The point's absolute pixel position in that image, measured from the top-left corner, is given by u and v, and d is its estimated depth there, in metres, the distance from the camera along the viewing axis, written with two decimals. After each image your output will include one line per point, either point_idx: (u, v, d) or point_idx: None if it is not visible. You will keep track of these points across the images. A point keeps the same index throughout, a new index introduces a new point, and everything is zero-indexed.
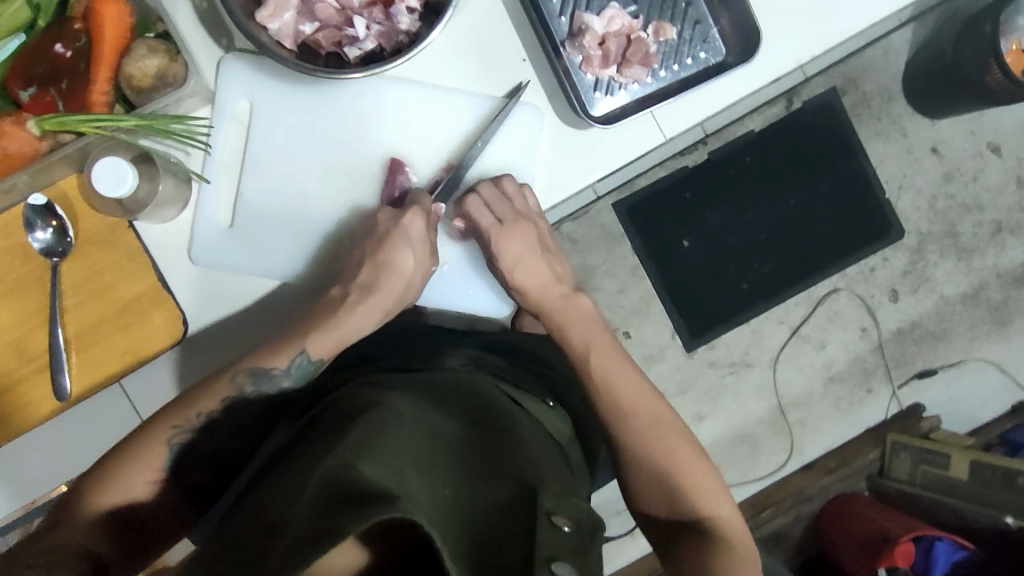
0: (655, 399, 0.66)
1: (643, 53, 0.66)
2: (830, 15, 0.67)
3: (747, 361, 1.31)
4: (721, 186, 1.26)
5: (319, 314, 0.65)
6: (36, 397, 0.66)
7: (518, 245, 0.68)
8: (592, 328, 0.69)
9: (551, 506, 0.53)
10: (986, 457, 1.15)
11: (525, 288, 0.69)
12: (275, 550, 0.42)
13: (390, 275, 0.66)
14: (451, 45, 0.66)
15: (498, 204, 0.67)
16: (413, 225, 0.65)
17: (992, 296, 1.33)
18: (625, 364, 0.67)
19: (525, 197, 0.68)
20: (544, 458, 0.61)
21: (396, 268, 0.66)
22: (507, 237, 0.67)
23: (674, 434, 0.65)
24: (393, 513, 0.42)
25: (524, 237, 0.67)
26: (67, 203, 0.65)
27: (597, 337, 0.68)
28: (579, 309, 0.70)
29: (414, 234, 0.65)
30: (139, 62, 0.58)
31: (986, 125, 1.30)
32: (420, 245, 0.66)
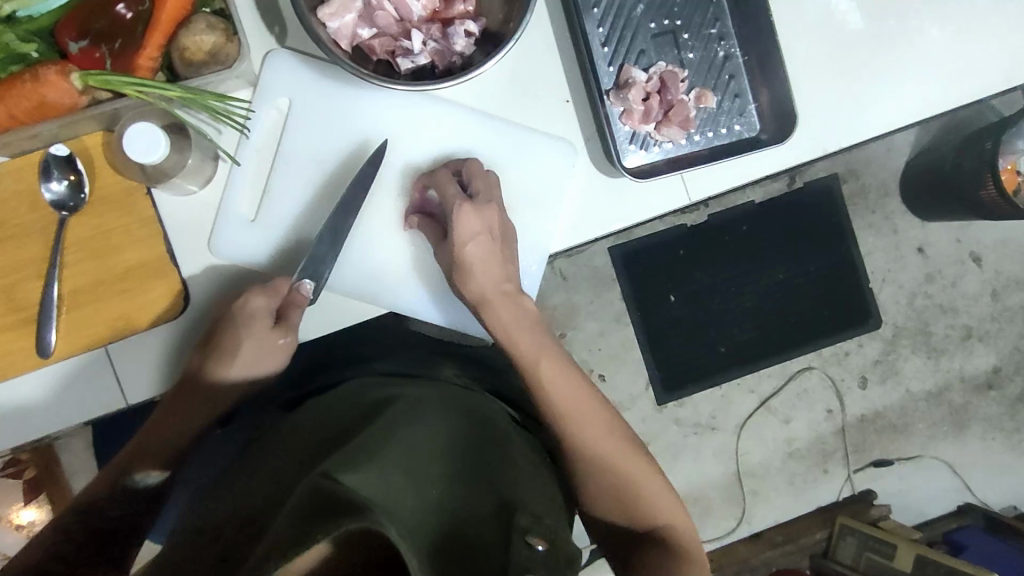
0: (598, 401, 0.72)
1: (683, 117, 0.69)
2: (860, 116, 0.71)
3: (713, 424, 1.33)
4: (715, 250, 1.29)
5: (185, 379, 0.66)
6: (15, 348, 0.64)
7: (475, 226, 0.64)
8: (534, 335, 0.69)
9: (527, 524, 0.52)
10: (931, 552, 1.19)
11: (470, 279, 0.65)
12: (252, 552, 0.43)
13: (225, 355, 0.66)
14: (500, 77, 0.68)
15: (444, 182, 0.65)
16: (255, 307, 0.64)
17: (953, 399, 1.38)
18: (570, 374, 0.70)
19: (477, 179, 0.66)
20: (531, 476, 0.61)
21: (233, 350, 0.65)
22: (465, 210, 0.63)
23: (630, 451, 0.72)
24: (368, 522, 0.42)
25: (481, 215, 0.64)
26: (88, 160, 0.63)
27: (542, 345, 0.69)
28: (523, 313, 0.68)
29: (252, 314, 0.64)
30: (197, 37, 0.58)
31: (972, 235, 1.36)
32: (258, 323, 0.64)
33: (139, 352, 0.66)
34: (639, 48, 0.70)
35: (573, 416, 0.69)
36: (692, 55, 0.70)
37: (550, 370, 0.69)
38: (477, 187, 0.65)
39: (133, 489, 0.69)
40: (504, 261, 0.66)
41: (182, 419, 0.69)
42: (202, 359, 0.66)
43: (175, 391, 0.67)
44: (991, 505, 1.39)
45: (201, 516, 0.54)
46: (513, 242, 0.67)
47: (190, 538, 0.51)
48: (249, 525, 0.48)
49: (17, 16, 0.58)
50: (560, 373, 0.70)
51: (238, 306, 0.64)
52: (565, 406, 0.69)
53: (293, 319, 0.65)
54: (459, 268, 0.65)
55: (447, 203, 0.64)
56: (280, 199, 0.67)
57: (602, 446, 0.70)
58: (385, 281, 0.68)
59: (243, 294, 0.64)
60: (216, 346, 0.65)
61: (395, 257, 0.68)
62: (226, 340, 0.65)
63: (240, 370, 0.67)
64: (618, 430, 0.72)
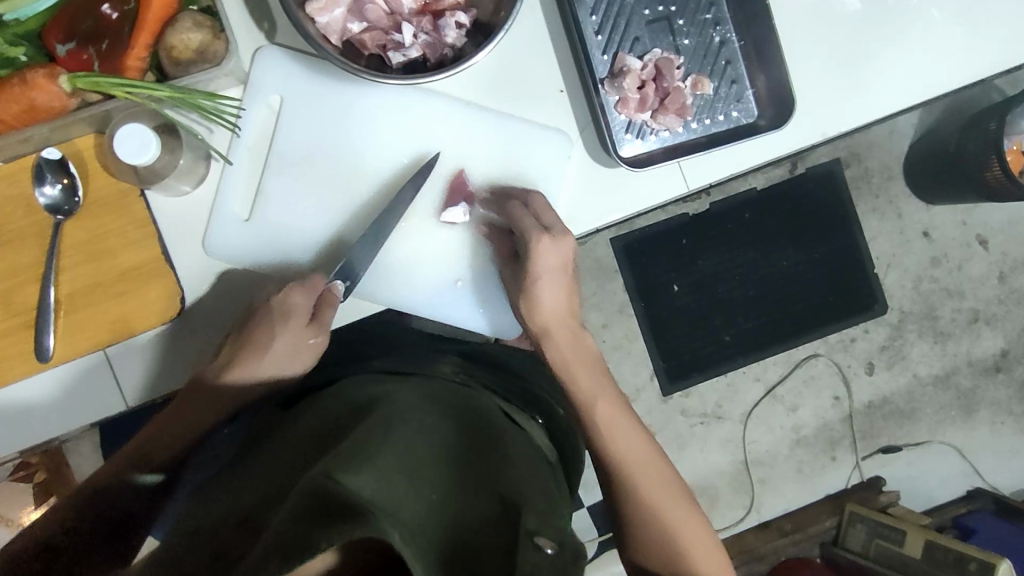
0: (661, 459, 0.69)
1: (679, 104, 0.68)
2: (860, 99, 0.70)
3: (719, 414, 1.32)
4: (717, 238, 1.28)
5: (203, 377, 0.65)
6: (14, 353, 0.64)
7: (549, 259, 0.65)
8: (598, 376, 0.69)
9: (534, 526, 0.52)
10: (939, 537, 1.15)
11: (536, 304, 0.67)
12: (251, 553, 0.42)
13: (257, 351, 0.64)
14: (494, 69, 0.67)
15: (522, 214, 0.65)
16: (294, 303, 0.63)
17: (961, 383, 1.37)
18: (633, 424, 0.69)
19: (552, 213, 0.66)
20: (531, 474, 0.61)
21: (267, 345, 0.64)
22: (544, 244, 0.64)
23: (690, 512, 0.68)
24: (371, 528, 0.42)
25: (559, 249, 0.65)
26: (80, 163, 0.63)
27: (603, 384, 0.69)
28: (584, 348, 0.70)
29: (290, 309, 0.63)
30: (182, 35, 0.57)
31: (978, 218, 1.35)
32: (294, 321, 0.64)
33: (136, 355, 0.66)
34: (634, 36, 0.69)
35: (633, 465, 0.68)
36: (687, 41, 0.69)
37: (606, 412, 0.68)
38: (551, 221, 0.65)
39: (137, 487, 0.65)
40: (569, 292, 0.69)
41: (197, 417, 0.66)
42: (233, 352, 0.64)
43: (191, 389, 0.65)
44: (1001, 489, 1.39)
45: (198, 516, 0.54)
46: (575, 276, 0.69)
47: (186, 540, 0.51)
48: (247, 525, 0.48)
49: (5, 20, 0.58)
50: (618, 416, 0.69)
51: (278, 299, 0.63)
52: (622, 455, 0.68)
53: (326, 316, 0.64)
54: (528, 293, 0.66)
55: (523, 234, 0.64)
56: (274, 199, 0.66)
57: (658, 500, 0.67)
58: (411, 274, 0.68)
59: (283, 290, 0.64)
60: (246, 340, 0.64)
61: (428, 255, 0.68)
62: (258, 335, 0.63)
63: (267, 367, 0.66)
64: (671, 483, 0.68)
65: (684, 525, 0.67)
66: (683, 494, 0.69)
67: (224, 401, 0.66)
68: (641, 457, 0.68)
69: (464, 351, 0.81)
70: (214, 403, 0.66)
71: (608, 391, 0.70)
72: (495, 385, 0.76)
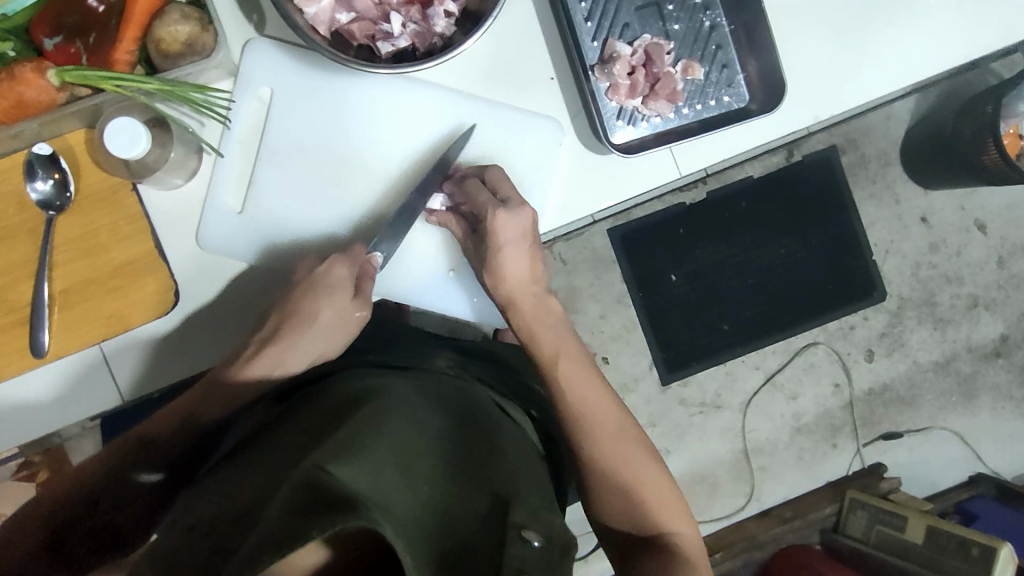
0: (620, 408, 0.69)
1: (670, 89, 0.68)
2: (853, 82, 0.70)
3: (719, 403, 1.32)
4: (714, 227, 1.28)
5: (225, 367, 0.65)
6: (9, 349, 0.64)
7: (511, 231, 0.64)
8: (561, 333, 0.68)
9: (522, 520, 0.52)
10: (941, 523, 1.15)
11: (505, 277, 0.66)
12: (245, 545, 0.42)
13: (303, 323, 0.63)
14: (484, 57, 0.67)
15: (476, 191, 0.64)
16: (337, 275, 0.64)
17: (961, 368, 1.37)
18: (592, 373, 0.69)
19: (508, 186, 0.65)
20: (523, 469, 0.61)
21: (313, 318, 0.64)
22: (501, 216, 0.63)
23: (647, 459, 0.68)
24: (364, 520, 0.42)
25: (519, 220, 0.64)
26: (72, 158, 0.63)
27: (566, 343, 0.68)
28: (549, 312, 0.68)
29: (334, 282, 0.63)
30: (171, 27, 0.57)
31: (976, 202, 1.34)
32: (340, 293, 0.63)
33: (132, 350, 0.66)
34: (624, 22, 0.69)
35: (592, 412, 0.67)
36: (677, 26, 0.69)
37: (568, 365, 0.67)
38: (507, 192, 0.65)
39: (134, 484, 0.62)
40: (535, 261, 0.67)
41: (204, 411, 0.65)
42: (279, 327, 0.64)
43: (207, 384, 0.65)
44: (1002, 474, 1.38)
45: (192, 512, 0.54)
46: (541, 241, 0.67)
47: (183, 534, 0.51)
48: (241, 517, 0.48)
49: None
50: (580, 369, 0.68)
51: (322, 271, 0.64)
52: (582, 405, 0.67)
53: (366, 288, 0.65)
54: (493, 269, 0.65)
55: (480, 210, 0.64)
56: (265, 192, 0.66)
57: (613, 447, 0.66)
58: (399, 268, 0.69)
59: (326, 261, 0.64)
60: (295, 313, 0.63)
61: (412, 248, 0.69)
62: (304, 308, 0.63)
63: (303, 353, 0.65)
64: (632, 434, 0.68)
65: (641, 471, 0.67)
66: (641, 442, 0.68)
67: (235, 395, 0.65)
68: (602, 405, 0.68)
69: (459, 345, 0.81)
70: (223, 397, 0.65)
71: (569, 344, 0.69)
72: (491, 378, 0.76)
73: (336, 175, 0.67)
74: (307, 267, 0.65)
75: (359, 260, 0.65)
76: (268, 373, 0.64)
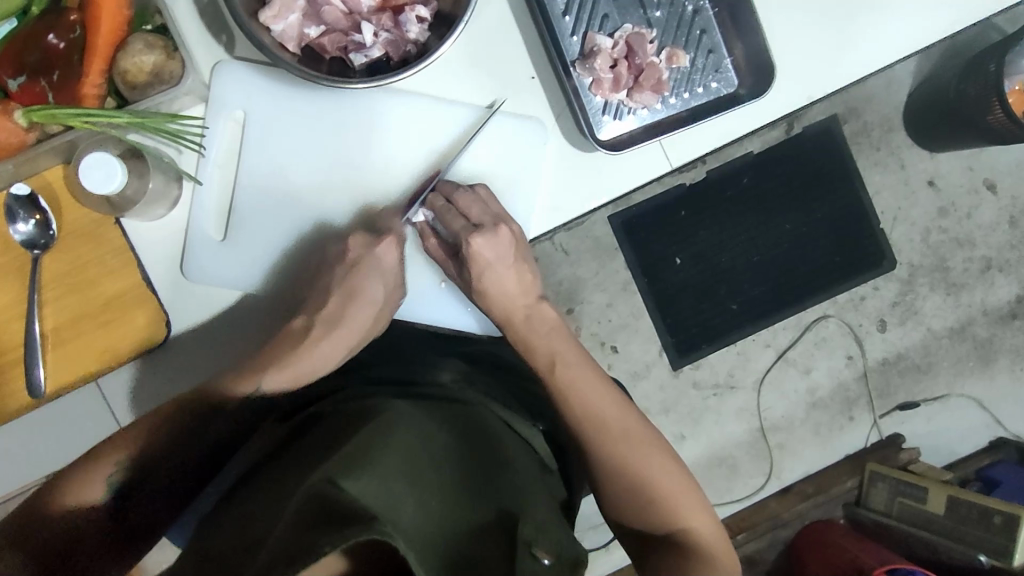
0: (630, 410, 0.68)
1: (655, 79, 0.66)
2: (845, 57, 0.67)
3: (732, 383, 1.31)
4: (716, 207, 1.25)
5: (280, 343, 0.66)
6: (8, 390, 0.63)
7: (490, 252, 0.64)
8: (559, 339, 0.68)
9: (530, 536, 0.52)
10: (961, 491, 1.12)
11: (491, 294, 0.66)
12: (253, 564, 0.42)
13: (357, 303, 0.67)
14: (461, 60, 0.65)
15: (448, 215, 0.64)
16: (388, 255, 0.65)
17: (977, 333, 1.34)
18: (599, 378, 0.68)
19: (482, 208, 0.64)
20: (530, 482, 0.61)
21: (362, 295, 0.67)
22: (478, 242, 0.63)
23: (665, 459, 0.66)
24: (376, 533, 0.42)
25: (497, 241, 0.64)
26: (51, 196, 0.62)
27: (563, 350, 0.68)
28: (543, 320, 0.69)
29: (386, 266, 0.65)
30: (135, 58, 0.55)
31: (984, 163, 1.31)
32: (390, 275, 0.66)
33: (129, 371, 0.67)
34: (603, 13, 0.67)
35: (601, 419, 0.66)
36: (658, 13, 0.67)
37: (567, 373, 0.67)
38: (480, 215, 0.64)
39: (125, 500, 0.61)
40: (521, 273, 0.67)
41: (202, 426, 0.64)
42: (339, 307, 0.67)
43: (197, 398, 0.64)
44: None
45: (203, 536, 0.53)
46: (526, 251, 0.67)
47: (193, 561, 0.50)
48: (251, 538, 0.47)
49: None
50: (584, 377, 0.67)
51: (371, 253, 0.64)
52: (592, 409, 0.66)
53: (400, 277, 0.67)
54: (477, 288, 0.66)
55: (456, 236, 0.64)
56: (246, 216, 0.65)
57: (627, 453, 0.65)
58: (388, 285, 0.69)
59: (380, 243, 0.64)
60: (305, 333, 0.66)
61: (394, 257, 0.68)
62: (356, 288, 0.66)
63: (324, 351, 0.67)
64: (644, 434, 0.67)
65: (660, 471, 0.66)
66: (651, 438, 0.67)
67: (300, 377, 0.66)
68: (612, 410, 0.67)
69: (465, 353, 0.81)
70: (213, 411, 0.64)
71: (572, 351, 0.68)
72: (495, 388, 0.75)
73: (314, 194, 0.66)
74: (358, 243, 0.64)
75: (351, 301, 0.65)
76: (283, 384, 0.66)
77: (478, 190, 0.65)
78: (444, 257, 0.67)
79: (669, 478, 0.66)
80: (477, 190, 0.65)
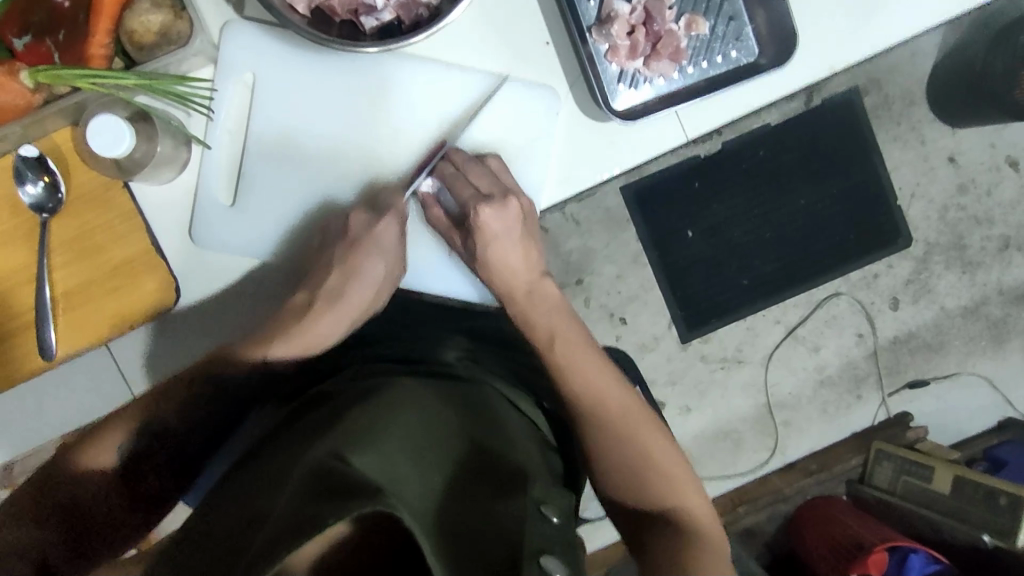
0: (626, 388, 0.67)
1: (673, 46, 0.64)
2: (870, 26, 0.65)
3: (740, 358, 1.30)
4: (731, 180, 1.23)
5: (281, 321, 0.65)
6: (20, 351, 0.64)
7: (497, 225, 0.63)
8: (558, 313, 0.67)
9: (541, 496, 0.55)
10: (970, 473, 1.10)
11: (495, 267, 0.65)
12: (257, 537, 0.43)
13: (355, 283, 0.66)
14: (475, 24, 0.64)
15: (456, 183, 0.63)
16: (387, 237, 0.64)
17: (991, 313, 1.32)
18: (596, 355, 0.67)
19: (493, 179, 0.64)
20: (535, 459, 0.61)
21: (360, 275, 0.66)
22: (484, 213, 0.62)
23: (660, 436, 0.67)
24: (378, 507, 0.42)
25: (505, 214, 0.63)
26: (59, 158, 0.62)
27: (563, 325, 0.67)
28: (543, 297, 0.67)
29: (386, 244, 0.64)
30: (141, 18, 0.55)
31: (1007, 139, 1.28)
32: (388, 253, 0.65)
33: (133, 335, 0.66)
34: None
35: (600, 394, 0.65)
36: None
37: (566, 347, 0.66)
38: (488, 187, 0.63)
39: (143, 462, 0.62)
40: (527, 251, 0.66)
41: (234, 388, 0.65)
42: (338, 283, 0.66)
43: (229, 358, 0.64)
44: None
45: (209, 508, 0.54)
46: (533, 223, 0.66)
47: (198, 538, 0.50)
48: (252, 515, 0.47)
49: None
50: (582, 352, 0.66)
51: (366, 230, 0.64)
52: (591, 387, 0.65)
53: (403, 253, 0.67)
54: (483, 261, 0.65)
55: (462, 207, 0.63)
56: (255, 183, 0.65)
57: (623, 429, 0.65)
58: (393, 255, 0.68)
59: (380, 220, 0.64)
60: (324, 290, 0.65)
61: (403, 227, 0.68)
62: (352, 266, 0.65)
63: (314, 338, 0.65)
64: (640, 412, 0.67)
65: (654, 447, 0.66)
66: (647, 416, 0.67)
67: (311, 351, 0.66)
68: (612, 387, 0.66)
69: (471, 329, 0.80)
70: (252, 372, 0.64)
71: (571, 327, 0.68)
72: (499, 367, 0.75)
73: (322, 163, 0.65)
74: (358, 222, 0.64)
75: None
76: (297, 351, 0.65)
77: (489, 160, 0.65)
78: (451, 230, 0.66)
79: (663, 455, 0.66)
80: (485, 160, 0.65)
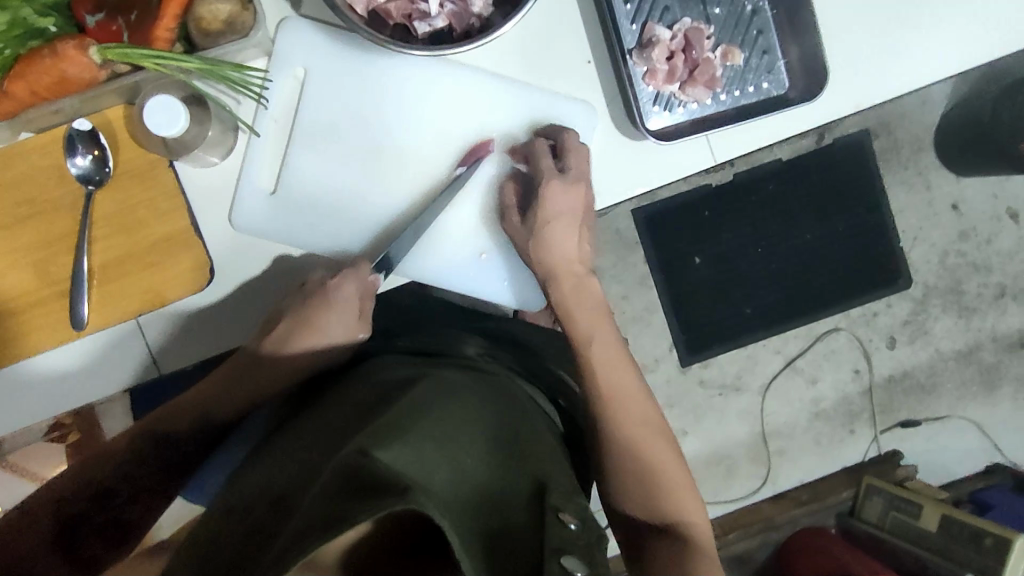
0: (645, 399, 0.70)
1: (709, 75, 0.67)
2: (894, 69, 0.68)
3: (738, 385, 1.32)
4: (742, 209, 1.26)
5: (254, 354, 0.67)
6: (49, 319, 0.65)
7: (562, 203, 0.66)
8: (594, 315, 0.71)
9: (558, 502, 0.53)
10: (956, 512, 1.12)
11: (544, 252, 0.67)
12: (288, 527, 0.43)
13: (315, 334, 0.67)
14: (522, 38, 0.66)
15: (539, 156, 0.66)
16: (346, 291, 0.65)
17: (984, 358, 1.35)
18: (626, 364, 0.71)
19: (576, 156, 0.65)
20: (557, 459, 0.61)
21: (322, 329, 0.67)
22: (553, 187, 0.65)
23: (670, 449, 0.69)
24: (407, 504, 0.42)
25: (570, 196, 0.66)
26: (111, 134, 0.64)
27: (599, 323, 0.71)
28: (587, 293, 0.71)
29: (343, 300, 0.66)
30: (212, 6, 0.58)
31: (1009, 190, 1.32)
32: (349, 308, 0.66)
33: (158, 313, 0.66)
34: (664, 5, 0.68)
35: (621, 397, 0.69)
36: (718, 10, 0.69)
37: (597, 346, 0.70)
38: (570, 164, 0.65)
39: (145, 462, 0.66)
40: (579, 237, 0.69)
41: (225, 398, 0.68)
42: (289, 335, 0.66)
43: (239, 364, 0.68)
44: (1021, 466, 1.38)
45: (236, 491, 0.56)
46: (592, 216, 0.69)
47: (222, 523, 0.52)
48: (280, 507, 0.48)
49: None
50: (612, 353, 0.70)
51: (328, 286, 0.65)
52: (617, 392, 0.68)
53: (366, 304, 0.68)
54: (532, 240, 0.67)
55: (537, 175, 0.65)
56: (297, 171, 0.67)
57: (638, 436, 0.68)
58: (438, 241, 0.69)
59: (335, 277, 0.65)
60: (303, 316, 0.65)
61: (450, 225, 0.69)
62: (315, 319, 0.66)
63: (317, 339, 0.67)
64: (655, 423, 0.70)
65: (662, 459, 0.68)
66: (661, 430, 0.70)
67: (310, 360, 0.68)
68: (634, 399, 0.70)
69: (487, 330, 0.81)
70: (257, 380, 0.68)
71: (604, 331, 0.71)
72: (516, 365, 0.75)
73: (364, 157, 0.67)
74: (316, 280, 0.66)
75: (364, 279, 0.66)
76: (311, 345, 0.67)
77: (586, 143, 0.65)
78: (512, 207, 0.67)
79: (671, 468, 0.68)
80: (582, 145, 0.65)
